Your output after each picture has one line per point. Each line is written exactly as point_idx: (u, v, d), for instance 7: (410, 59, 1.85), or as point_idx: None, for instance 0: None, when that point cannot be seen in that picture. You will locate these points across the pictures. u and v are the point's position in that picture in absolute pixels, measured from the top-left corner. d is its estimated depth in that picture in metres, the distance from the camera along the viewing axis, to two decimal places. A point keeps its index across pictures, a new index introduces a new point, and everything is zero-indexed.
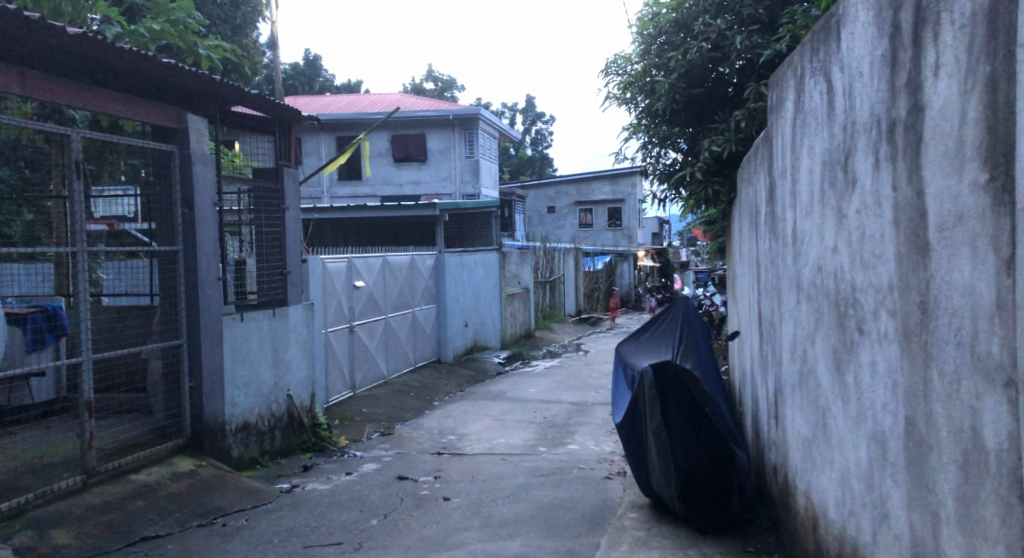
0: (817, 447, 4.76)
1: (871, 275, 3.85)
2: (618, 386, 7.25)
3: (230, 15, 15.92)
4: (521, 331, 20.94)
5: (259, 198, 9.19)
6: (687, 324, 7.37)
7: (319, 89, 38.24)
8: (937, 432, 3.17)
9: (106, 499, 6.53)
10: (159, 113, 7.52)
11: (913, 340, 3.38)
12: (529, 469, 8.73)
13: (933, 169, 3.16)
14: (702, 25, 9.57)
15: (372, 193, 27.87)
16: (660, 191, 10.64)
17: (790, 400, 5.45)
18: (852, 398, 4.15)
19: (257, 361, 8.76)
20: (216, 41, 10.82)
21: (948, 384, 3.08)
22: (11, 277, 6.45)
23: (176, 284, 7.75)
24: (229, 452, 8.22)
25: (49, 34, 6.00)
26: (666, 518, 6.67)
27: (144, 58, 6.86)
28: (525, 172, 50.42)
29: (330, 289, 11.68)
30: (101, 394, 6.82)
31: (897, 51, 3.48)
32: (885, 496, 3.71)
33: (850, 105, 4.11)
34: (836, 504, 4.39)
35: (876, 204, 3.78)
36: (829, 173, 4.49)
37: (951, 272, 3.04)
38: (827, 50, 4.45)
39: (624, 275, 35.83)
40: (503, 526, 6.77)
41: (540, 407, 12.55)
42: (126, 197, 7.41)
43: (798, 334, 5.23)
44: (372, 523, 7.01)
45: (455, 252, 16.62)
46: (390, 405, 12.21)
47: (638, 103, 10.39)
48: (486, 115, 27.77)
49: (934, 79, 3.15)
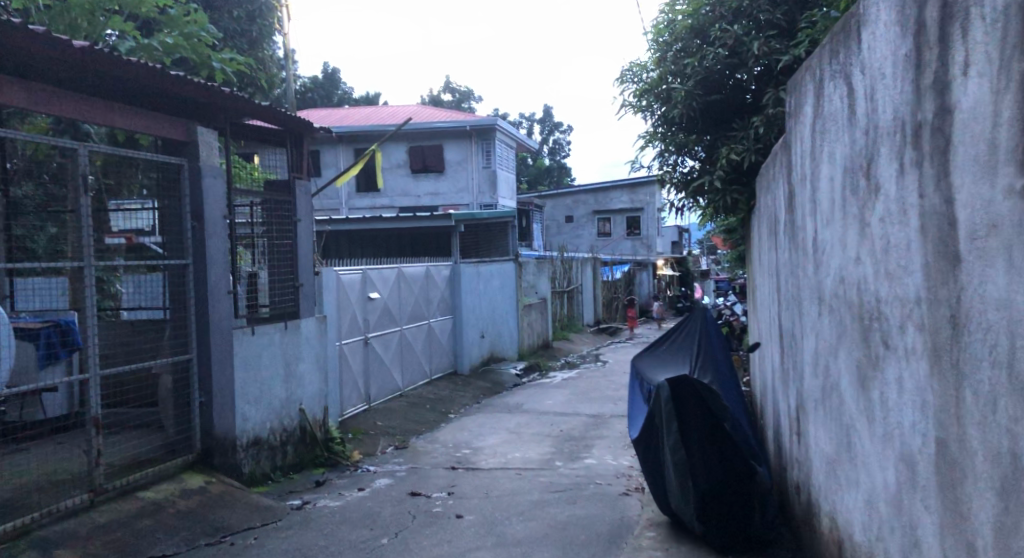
0: (842, 466, 4.57)
1: (897, 287, 3.66)
2: (635, 401, 7.06)
3: (245, 28, 15.88)
4: (539, 341, 20.77)
5: (272, 210, 9.07)
6: (706, 336, 7.15)
7: (338, 102, 38.47)
8: (971, 455, 2.98)
9: (112, 519, 6.39)
10: (169, 126, 7.42)
11: (943, 357, 3.20)
12: (546, 485, 8.56)
13: (963, 175, 2.99)
14: (718, 31, 9.45)
15: (391, 204, 27.99)
16: (678, 199, 10.41)
17: (813, 416, 5.25)
18: (878, 416, 3.96)
19: (269, 376, 8.65)
20: (230, 53, 10.71)
21: (983, 404, 2.89)
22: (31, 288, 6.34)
23: (187, 299, 7.63)
24: (240, 468, 8.10)
25: (56, 48, 5.88)
26: (686, 537, 6.48)
27: (154, 71, 6.73)
28: (543, 182, 50.21)
29: (344, 301, 11.56)
30: (108, 410, 6.72)
31: (922, 51, 3.31)
32: (916, 523, 3.51)
33: (872, 109, 3.94)
34: (863, 526, 4.20)
35: (901, 212, 3.60)
36: (850, 180, 4.33)
37: (985, 284, 2.86)
38: (847, 52, 4.28)
39: (644, 284, 35.54)
40: (517, 545, 6.60)
41: (558, 420, 12.35)
42: (144, 210, 7.36)
43: (820, 347, 5.05)
44: (383, 541, 6.86)
45: (471, 263, 16.48)
46: (405, 418, 12.07)
47: (655, 110, 10.18)
48: (503, 124, 27.64)
49: (964, 78, 2.97)
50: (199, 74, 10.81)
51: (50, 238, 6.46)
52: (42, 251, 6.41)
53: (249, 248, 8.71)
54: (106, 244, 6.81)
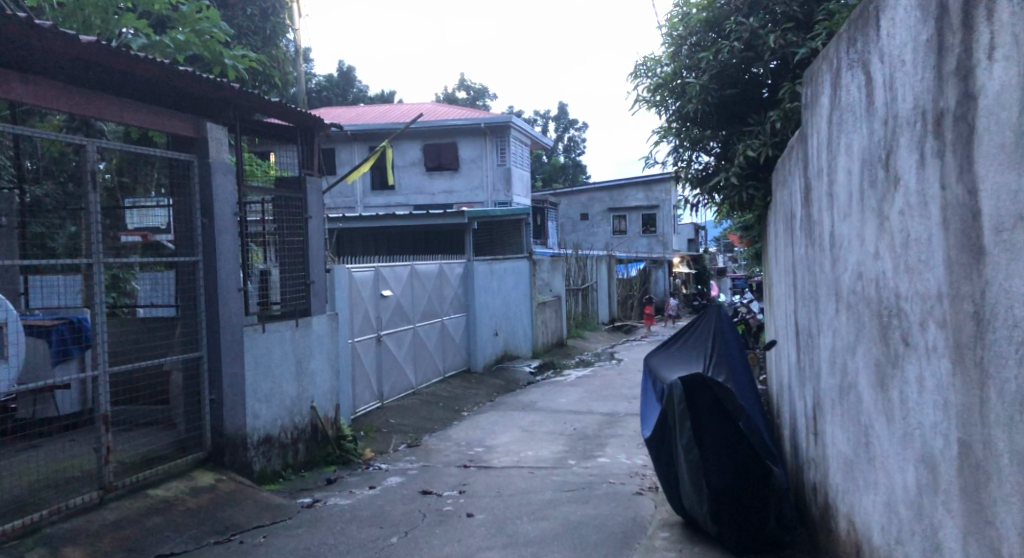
0: (860, 467, 4.45)
1: (917, 282, 3.55)
2: (648, 400, 6.96)
3: (259, 26, 15.83)
4: (553, 339, 20.69)
5: (284, 207, 8.98)
6: (722, 335, 7.02)
7: (353, 100, 38.59)
8: (997, 458, 2.86)
9: (123, 517, 6.30)
10: (177, 122, 7.31)
11: (967, 354, 3.08)
12: (558, 484, 8.47)
13: (988, 162, 2.87)
14: (734, 25, 9.34)
15: (406, 202, 28.00)
16: (693, 196, 10.24)
17: (830, 415, 5.14)
18: (897, 415, 3.85)
19: (280, 373, 8.59)
20: (242, 50, 10.57)
21: (1008, 403, 2.78)
22: (50, 288, 6.51)
23: (198, 295, 7.54)
24: (252, 466, 8.05)
25: (63, 43, 5.81)
26: (701, 538, 6.37)
27: (165, 67, 6.65)
28: (559, 179, 49.97)
29: (356, 298, 11.51)
30: (117, 407, 6.68)
31: (943, 36, 3.20)
32: (938, 526, 3.39)
33: (891, 98, 3.82)
34: (882, 530, 4.09)
35: (922, 204, 3.49)
36: (868, 172, 4.20)
37: (1011, 278, 2.74)
38: (865, 40, 4.17)
39: (659, 282, 35.32)
40: (528, 545, 6.50)
41: (571, 418, 12.26)
42: (158, 208, 7.46)
43: (837, 346, 4.93)
44: (392, 540, 6.78)
45: (484, 260, 16.39)
46: (417, 415, 12.01)
47: (669, 106, 10.06)
48: (518, 121, 27.54)
49: (989, 63, 2.86)
50: (212, 71, 10.74)
51: (70, 236, 6.48)
52: (61, 249, 6.50)
53: (260, 246, 8.62)
54: (121, 242, 6.95)
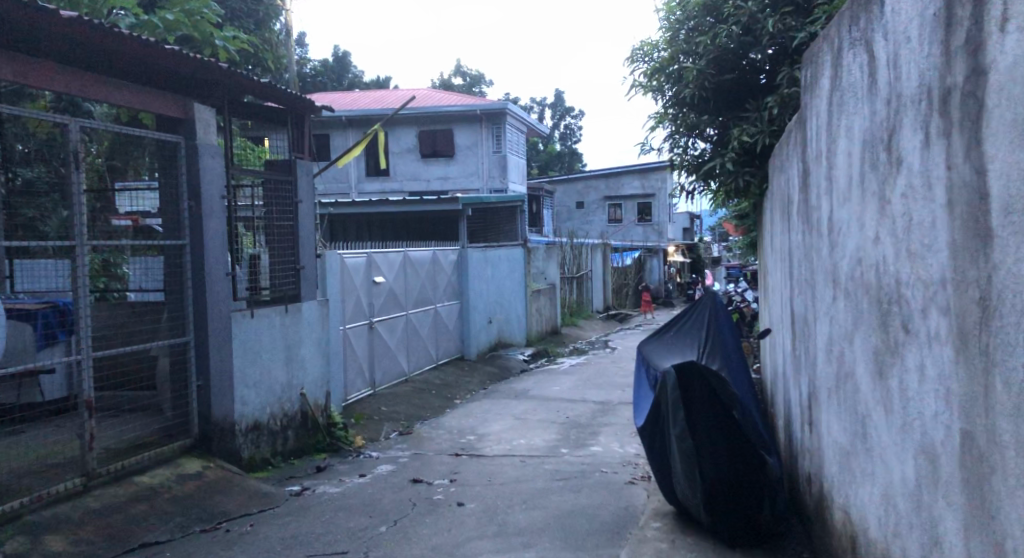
0: (857, 458, 4.36)
1: (919, 268, 3.45)
2: (640, 390, 6.86)
3: (251, 9, 15.72)
4: (547, 327, 20.58)
5: (273, 190, 8.82)
6: (715, 325, 6.90)
7: (347, 85, 38.43)
8: (1002, 450, 2.76)
9: (105, 503, 6.19)
10: (164, 103, 7.12)
11: (971, 344, 2.98)
12: (550, 473, 8.38)
13: (999, 141, 2.76)
14: (731, 9, 9.23)
15: (400, 188, 27.83)
16: (690, 182, 10.04)
17: (826, 404, 5.06)
18: (896, 405, 3.75)
19: (269, 359, 8.46)
20: (232, 31, 10.37)
21: (1015, 394, 2.68)
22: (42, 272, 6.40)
23: (183, 279, 7.39)
24: (240, 453, 7.92)
25: (42, 19, 5.60)
26: (694, 528, 6.28)
27: (148, 44, 6.44)
28: (555, 168, 49.67)
29: (349, 285, 11.36)
30: (103, 391, 6.52)
31: (953, 10, 3.07)
32: (938, 520, 3.30)
33: (894, 77, 3.70)
34: (879, 522, 4.00)
35: (926, 186, 3.38)
36: (870, 155, 4.08)
37: (1020, 263, 2.63)
38: (868, 19, 4.05)
39: (656, 271, 35.22)
40: (518, 535, 6.39)
41: (564, 407, 12.15)
42: (149, 191, 7.34)
43: (834, 333, 4.83)
44: (381, 529, 6.66)
45: (479, 247, 16.27)
46: (409, 403, 11.90)
47: (666, 91, 9.89)
48: (514, 108, 27.39)
49: (1001, 35, 2.74)
50: (202, 52, 10.53)
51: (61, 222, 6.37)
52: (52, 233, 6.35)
53: (251, 232, 8.48)
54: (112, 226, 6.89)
